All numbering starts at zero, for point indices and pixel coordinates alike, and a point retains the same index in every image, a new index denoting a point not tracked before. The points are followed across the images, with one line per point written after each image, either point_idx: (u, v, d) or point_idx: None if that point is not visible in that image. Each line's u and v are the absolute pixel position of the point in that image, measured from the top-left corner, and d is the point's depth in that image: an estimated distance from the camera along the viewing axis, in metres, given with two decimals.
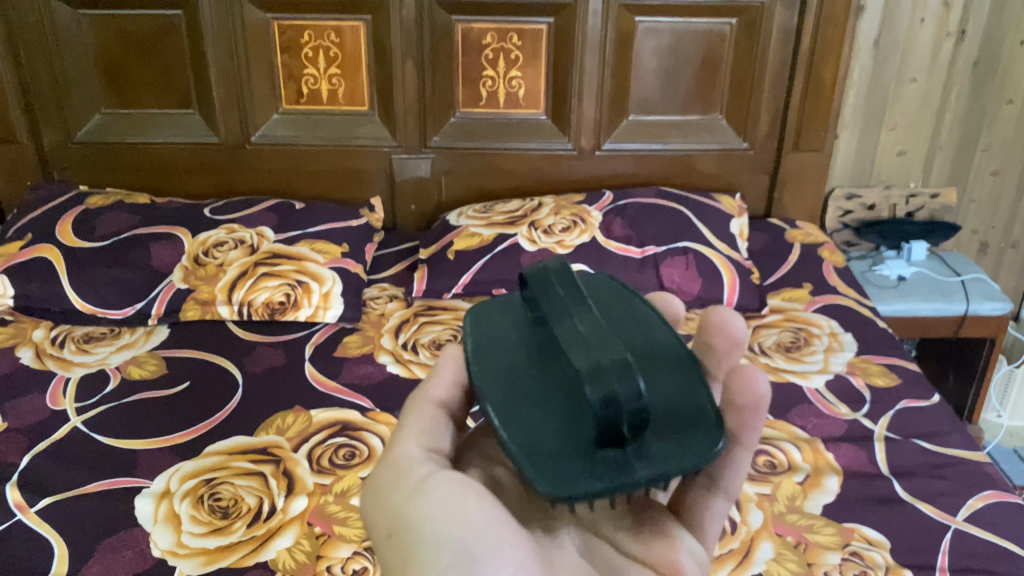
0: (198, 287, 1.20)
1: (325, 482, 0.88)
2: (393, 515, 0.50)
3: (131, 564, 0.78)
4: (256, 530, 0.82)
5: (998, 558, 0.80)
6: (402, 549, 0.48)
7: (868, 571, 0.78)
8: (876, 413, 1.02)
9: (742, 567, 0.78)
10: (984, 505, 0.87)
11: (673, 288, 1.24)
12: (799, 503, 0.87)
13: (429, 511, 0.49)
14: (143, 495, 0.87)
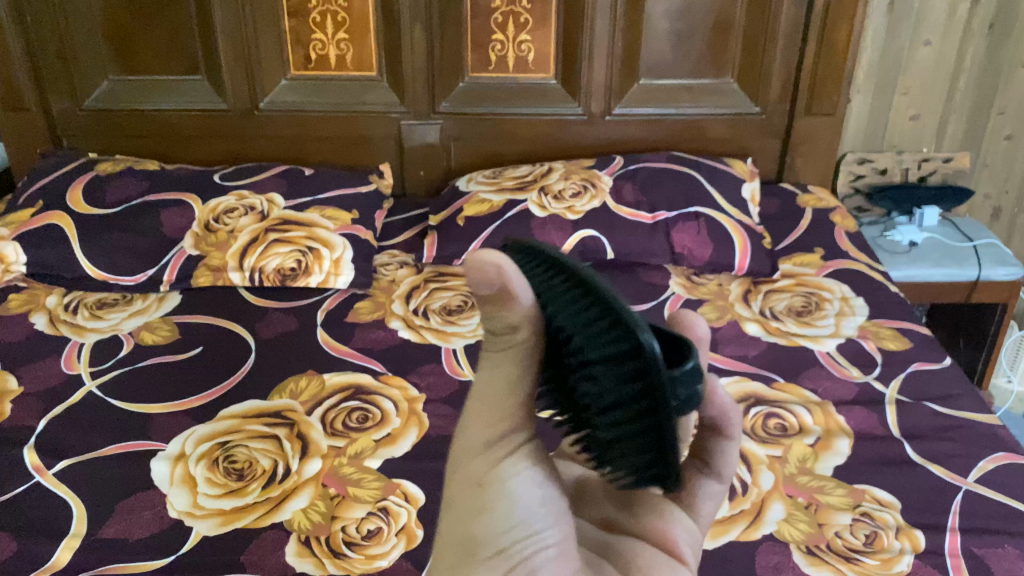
0: (209, 254, 1.21)
1: (339, 445, 0.89)
2: (481, 468, 0.45)
3: (149, 525, 0.79)
4: (271, 491, 0.83)
5: (1009, 518, 0.81)
6: (479, 507, 0.44)
7: (878, 531, 0.79)
8: (887, 376, 1.02)
9: (753, 528, 0.79)
10: (994, 466, 0.88)
11: (683, 253, 1.24)
12: (810, 465, 0.87)
13: (500, 510, 0.44)
14: (159, 458, 0.88)
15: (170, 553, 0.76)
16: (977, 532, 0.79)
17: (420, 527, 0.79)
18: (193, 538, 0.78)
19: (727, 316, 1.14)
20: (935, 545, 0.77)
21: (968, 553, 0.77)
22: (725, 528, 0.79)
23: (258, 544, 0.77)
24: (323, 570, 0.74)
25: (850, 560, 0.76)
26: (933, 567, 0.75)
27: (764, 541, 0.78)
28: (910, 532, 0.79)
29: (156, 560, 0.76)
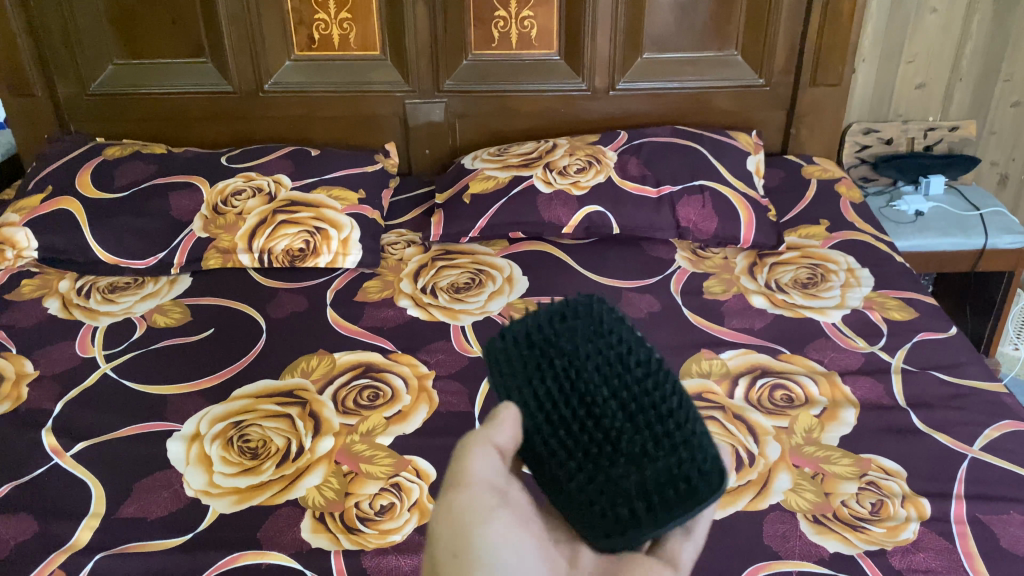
0: (218, 236, 1.22)
1: (351, 422, 0.90)
2: (453, 530, 0.43)
3: (166, 504, 0.81)
4: (285, 469, 0.85)
5: (1013, 485, 0.82)
6: (462, 573, 0.41)
7: (885, 499, 0.80)
8: (893, 346, 1.02)
9: (760, 498, 0.81)
10: (1000, 434, 0.88)
11: (688, 227, 1.24)
12: (816, 435, 0.88)
13: None
14: (175, 438, 0.89)
15: (189, 532, 0.78)
16: (983, 499, 0.80)
17: (432, 502, 0.80)
18: (210, 516, 0.80)
19: (733, 289, 1.15)
20: (940, 512, 0.79)
21: (973, 520, 0.78)
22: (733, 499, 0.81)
23: (274, 521, 0.79)
24: (339, 545, 0.76)
25: (856, 528, 0.77)
26: (938, 534, 0.76)
27: (772, 511, 0.79)
28: (916, 500, 0.80)
29: (175, 538, 0.77)
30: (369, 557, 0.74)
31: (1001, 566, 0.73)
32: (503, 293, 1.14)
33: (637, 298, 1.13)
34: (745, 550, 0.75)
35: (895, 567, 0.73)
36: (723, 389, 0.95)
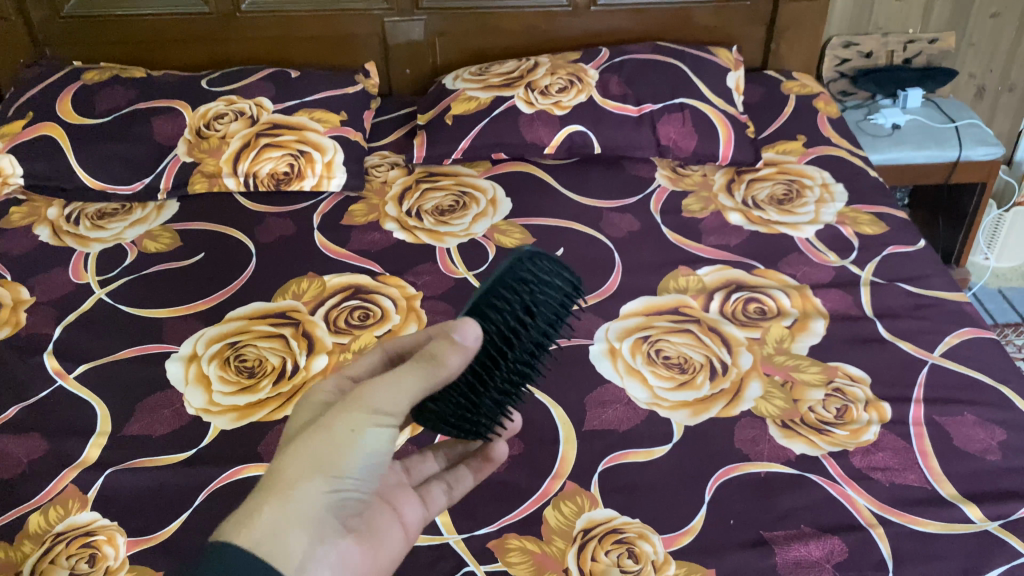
0: (202, 160, 1.23)
1: (343, 341, 0.94)
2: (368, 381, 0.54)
3: (168, 422, 0.85)
4: (282, 386, 0.89)
5: (969, 389, 0.87)
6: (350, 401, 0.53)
7: (849, 404, 0.85)
8: (863, 260, 1.06)
9: (732, 405, 0.86)
10: (959, 341, 0.93)
11: (669, 145, 1.27)
12: (787, 345, 0.93)
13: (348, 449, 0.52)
14: (173, 359, 0.93)
15: (192, 447, 0.82)
16: (941, 402, 0.85)
17: None
18: (212, 432, 0.84)
19: (711, 207, 1.18)
20: (900, 415, 0.84)
21: (930, 422, 0.83)
22: (706, 406, 0.86)
23: (274, 436, 0.83)
24: None
25: (822, 432, 0.82)
26: (897, 435, 0.82)
27: (743, 417, 0.84)
28: (878, 405, 0.85)
29: (180, 453, 0.82)
30: None
31: (952, 464, 0.79)
32: (487, 215, 1.16)
33: (618, 218, 1.16)
34: (716, 454, 0.81)
35: (856, 467, 0.79)
36: (698, 304, 0.99)
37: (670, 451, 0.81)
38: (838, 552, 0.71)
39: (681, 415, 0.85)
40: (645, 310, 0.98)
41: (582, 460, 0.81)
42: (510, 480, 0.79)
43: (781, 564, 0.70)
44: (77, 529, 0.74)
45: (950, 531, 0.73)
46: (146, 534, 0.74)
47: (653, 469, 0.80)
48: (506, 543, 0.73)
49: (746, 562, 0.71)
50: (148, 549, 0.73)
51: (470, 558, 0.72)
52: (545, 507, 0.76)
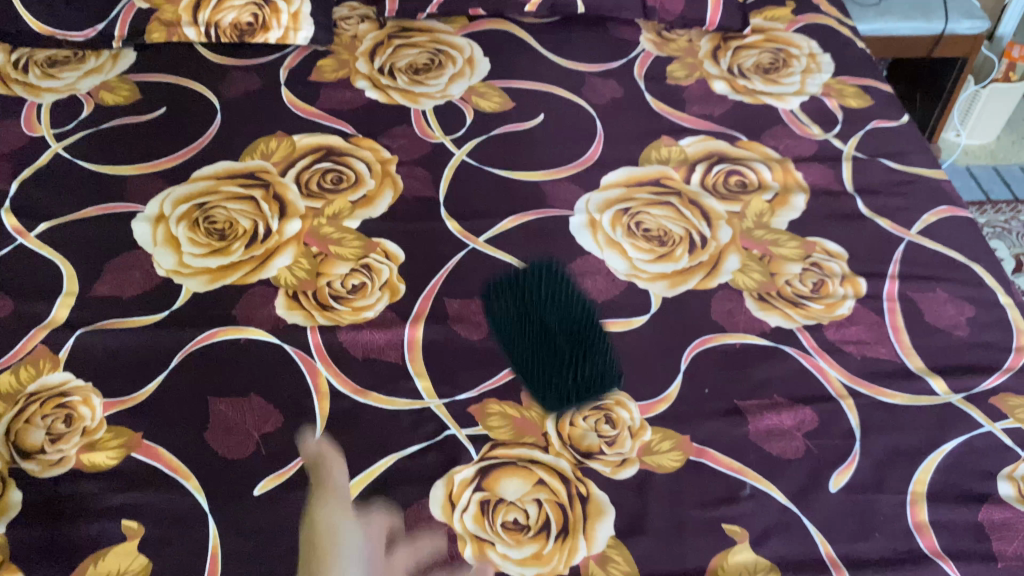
0: (159, 8, 1.13)
1: (317, 206, 0.91)
2: None
3: (138, 284, 0.83)
4: (255, 250, 0.86)
5: (942, 266, 0.88)
6: None
7: (826, 279, 0.86)
8: (846, 134, 1.05)
9: (711, 278, 0.86)
10: (936, 220, 0.93)
11: (655, 7, 1.21)
12: (766, 220, 0.92)
13: None
14: (139, 220, 0.89)
15: (165, 310, 0.81)
16: (914, 279, 0.86)
17: (402, 283, 0.84)
18: (185, 294, 0.82)
19: (696, 74, 1.14)
20: (874, 290, 0.85)
21: (903, 297, 0.84)
22: (684, 279, 0.86)
23: (248, 299, 0.82)
24: (314, 322, 0.80)
25: (798, 305, 0.83)
26: (871, 310, 0.83)
27: (720, 290, 0.85)
28: (853, 279, 0.86)
29: (152, 315, 0.80)
30: (344, 333, 0.79)
31: (921, 338, 0.81)
32: (464, 75, 1.11)
33: (600, 83, 1.12)
34: (693, 325, 0.81)
35: (830, 341, 0.80)
36: (680, 176, 0.97)
37: (648, 323, 0.82)
38: (808, 422, 0.73)
39: (660, 286, 0.85)
40: (626, 182, 0.96)
41: (563, 329, 0.81)
42: (491, 347, 0.79)
43: (753, 433, 0.72)
44: (51, 390, 0.73)
45: (916, 403, 0.75)
46: (121, 396, 0.73)
47: (631, 339, 0.80)
48: (486, 408, 0.74)
49: (720, 429, 0.73)
50: (124, 410, 0.72)
51: (450, 421, 0.73)
52: (525, 374, 0.77)
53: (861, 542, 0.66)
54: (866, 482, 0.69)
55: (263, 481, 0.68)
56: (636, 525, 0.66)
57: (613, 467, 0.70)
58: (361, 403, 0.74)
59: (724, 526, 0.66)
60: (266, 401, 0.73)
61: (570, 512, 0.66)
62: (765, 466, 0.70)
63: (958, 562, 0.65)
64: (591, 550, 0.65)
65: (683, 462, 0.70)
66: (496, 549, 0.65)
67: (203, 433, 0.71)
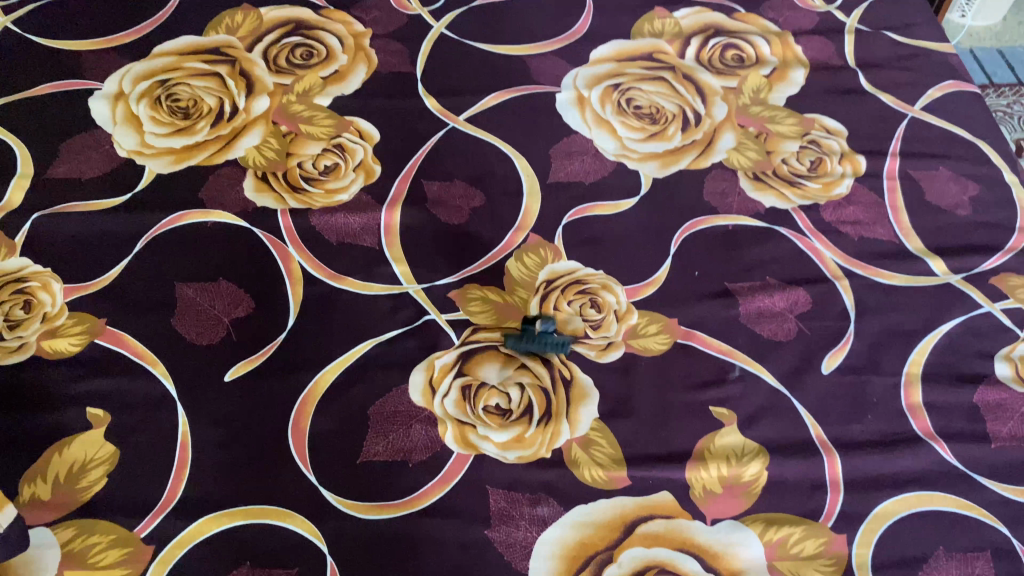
0: None
1: (286, 83, 0.85)
2: None
3: (97, 166, 0.78)
4: (221, 130, 0.81)
5: (945, 144, 0.84)
6: None
7: (824, 157, 0.82)
8: (850, 5, 0.98)
9: (704, 157, 0.81)
10: (942, 95, 0.88)
11: None
12: (763, 96, 0.87)
13: None
14: (97, 98, 0.84)
15: (127, 192, 0.76)
16: (916, 156, 0.82)
17: (378, 164, 0.79)
18: (148, 176, 0.78)
19: None
20: (875, 168, 0.81)
21: (904, 176, 0.81)
22: (677, 158, 0.81)
23: (216, 180, 0.77)
24: (285, 205, 0.75)
25: (794, 185, 0.79)
26: (870, 189, 0.79)
27: (713, 170, 0.80)
28: (853, 158, 0.82)
29: (113, 198, 0.76)
30: (317, 216, 0.75)
31: (921, 218, 0.77)
32: None
33: None
34: (684, 206, 0.78)
35: (826, 221, 0.77)
36: (674, 50, 0.91)
37: (637, 204, 0.78)
38: (801, 303, 0.71)
39: (650, 166, 0.80)
40: (616, 57, 0.90)
41: (547, 212, 0.77)
42: (471, 231, 0.75)
43: (744, 315, 0.70)
44: (9, 275, 0.70)
45: (914, 284, 0.72)
46: (83, 282, 0.70)
47: (619, 221, 0.76)
48: (467, 293, 0.70)
49: (709, 312, 0.70)
50: (87, 296, 0.69)
51: (429, 306, 0.70)
52: (508, 258, 0.73)
53: (853, 424, 0.64)
54: (860, 364, 0.67)
55: (235, 366, 0.65)
56: (621, 408, 0.64)
57: (598, 351, 0.67)
58: (336, 288, 0.70)
59: (712, 408, 0.64)
60: (236, 285, 0.70)
61: (553, 395, 0.64)
62: (755, 348, 0.68)
63: (952, 443, 0.63)
64: (575, 434, 0.62)
65: (670, 345, 0.68)
66: (478, 432, 0.62)
67: (170, 319, 0.68)
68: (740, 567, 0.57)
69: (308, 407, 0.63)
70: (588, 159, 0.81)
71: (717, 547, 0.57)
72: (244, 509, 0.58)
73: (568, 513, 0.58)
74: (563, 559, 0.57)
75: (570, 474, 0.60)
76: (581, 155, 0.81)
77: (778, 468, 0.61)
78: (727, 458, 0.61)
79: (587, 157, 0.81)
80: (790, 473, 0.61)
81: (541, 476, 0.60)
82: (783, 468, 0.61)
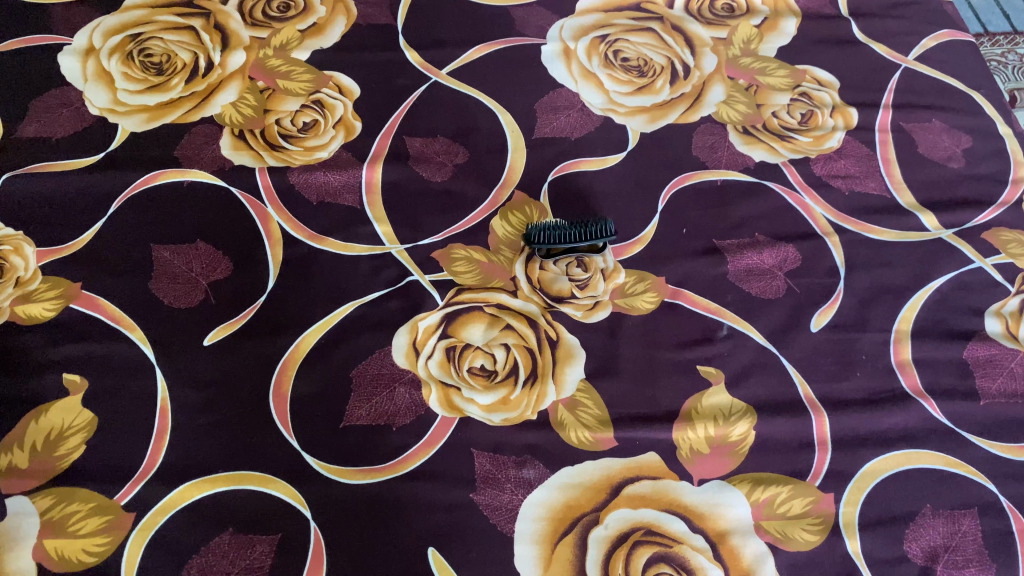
0: None
1: (263, 37, 0.82)
2: None
3: (69, 125, 0.76)
4: (196, 86, 0.78)
5: (938, 95, 0.82)
6: None
7: (815, 110, 0.80)
8: None
9: (693, 111, 0.79)
10: (937, 45, 0.86)
11: None
12: (754, 47, 0.84)
13: None
14: (67, 54, 0.80)
15: (100, 152, 0.74)
16: (909, 108, 0.80)
17: (358, 120, 0.77)
18: (121, 135, 0.75)
19: None
20: (866, 121, 0.79)
21: (896, 129, 0.79)
22: (665, 112, 0.79)
23: (191, 139, 0.75)
24: (263, 163, 0.73)
25: (784, 139, 0.78)
26: (861, 142, 0.78)
27: (702, 124, 0.78)
28: (844, 110, 0.80)
29: (86, 158, 0.74)
30: (296, 174, 0.73)
31: (912, 171, 0.76)
32: None
33: None
34: (672, 161, 0.76)
35: (817, 176, 0.75)
36: None
37: (624, 160, 0.76)
38: (791, 260, 0.69)
39: (638, 121, 0.78)
40: (604, 5, 0.87)
41: (532, 169, 0.75)
42: (455, 188, 0.73)
43: (732, 272, 0.68)
44: None
45: (905, 239, 0.71)
46: (56, 245, 0.68)
47: (605, 177, 0.75)
48: (451, 252, 0.69)
49: (697, 269, 0.69)
50: (61, 259, 0.67)
51: (413, 267, 0.68)
52: (493, 216, 0.72)
53: (841, 382, 0.63)
54: (849, 321, 0.66)
55: (215, 330, 0.64)
56: (608, 368, 0.63)
57: (584, 311, 0.66)
58: (317, 249, 0.69)
59: (700, 367, 0.63)
60: (214, 247, 0.68)
61: (538, 355, 0.63)
62: (743, 305, 0.67)
63: (941, 400, 0.63)
64: (561, 395, 0.62)
65: (657, 304, 0.66)
66: (462, 395, 0.61)
67: (146, 282, 0.66)
68: (726, 527, 0.57)
69: (290, 371, 0.62)
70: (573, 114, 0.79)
71: (704, 508, 0.57)
72: (226, 475, 0.57)
73: (554, 475, 0.58)
74: (549, 521, 0.56)
75: (557, 436, 0.60)
76: (567, 110, 0.79)
77: (766, 427, 0.61)
78: (714, 418, 0.61)
79: (573, 112, 0.79)
80: (778, 432, 0.60)
81: (526, 438, 0.60)
82: (771, 426, 0.61)
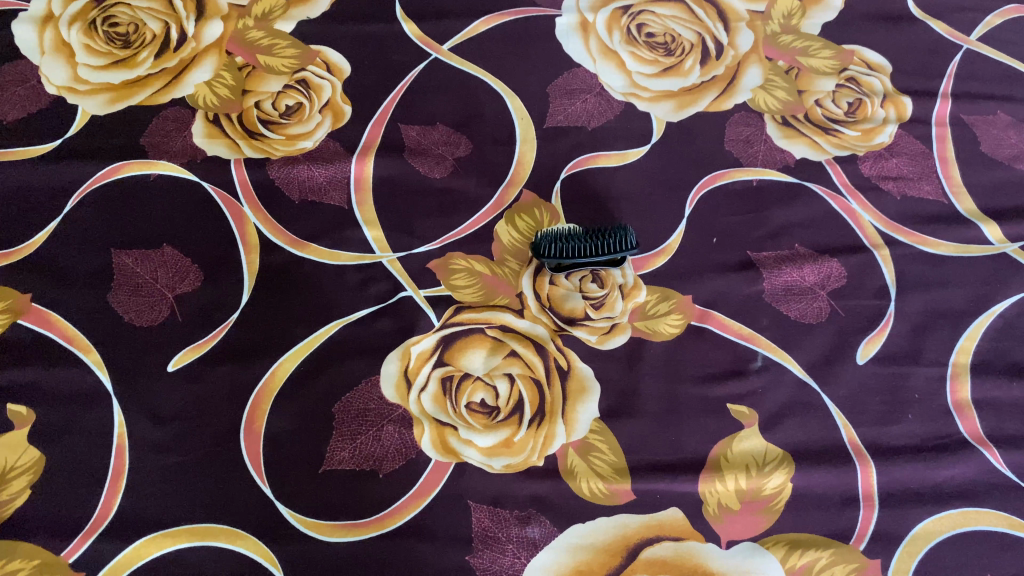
0: None
1: (242, 4, 0.71)
2: None
3: (22, 106, 0.67)
4: (166, 62, 0.68)
5: (1002, 82, 0.72)
6: None
7: (863, 98, 0.70)
8: None
9: (726, 98, 0.69)
10: (1003, 23, 0.75)
11: None
12: (796, 23, 0.73)
13: None
14: (21, 20, 0.70)
15: (58, 138, 0.66)
16: (970, 98, 0.71)
17: (347, 104, 0.68)
18: (81, 119, 0.66)
19: None
20: (922, 113, 0.70)
21: (955, 122, 0.70)
22: (694, 99, 0.69)
23: (159, 124, 0.66)
24: (239, 154, 0.65)
25: (828, 132, 0.68)
26: (915, 138, 0.69)
27: (736, 113, 0.69)
28: (897, 99, 0.70)
29: (41, 146, 0.65)
30: (276, 168, 0.64)
31: (973, 173, 0.67)
32: None
33: None
34: (702, 157, 0.67)
35: (865, 177, 0.66)
36: None
37: (648, 155, 0.67)
38: (834, 278, 0.61)
39: (663, 109, 0.69)
40: None
41: (543, 165, 0.66)
42: (455, 187, 0.65)
43: (768, 292, 0.60)
44: None
45: (964, 255, 0.63)
46: (4, 249, 0.60)
47: (626, 175, 0.66)
48: (450, 263, 0.61)
49: (729, 288, 0.60)
50: (9, 267, 0.60)
51: (406, 280, 0.60)
52: (498, 220, 0.63)
53: (891, 426, 0.56)
54: (900, 352, 0.58)
55: (181, 353, 0.56)
56: (626, 404, 0.56)
57: (600, 336, 0.58)
58: (298, 257, 0.61)
59: (730, 407, 0.56)
60: (182, 253, 0.60)
61: (547, 389, 0.56)
62: (781, 332, 0.59)
63: (1002, 449, 0.56)
64: (571, 437, 0.54)
65: (683, 328, 0.58)
66: (459, 435, 0.54)
67: (104, 294, 0.58)
68: None
69: (265, 402, 0.55)
70: (589, 101, 0.69)
71: None
72: (190, 528, 0.52)
73: (563, 535, 0.52)
74: None
75: (567, 487, 0.53)
76: (582, 94, 0.69)
77: (804, 478, 0.54)
78: (746, 467, 0.54)
79: (589, 97, 0.69)
80: (817, 485, 0.54)
81: (531, 489, 0.53)
82: (809, 478, 0.54)
